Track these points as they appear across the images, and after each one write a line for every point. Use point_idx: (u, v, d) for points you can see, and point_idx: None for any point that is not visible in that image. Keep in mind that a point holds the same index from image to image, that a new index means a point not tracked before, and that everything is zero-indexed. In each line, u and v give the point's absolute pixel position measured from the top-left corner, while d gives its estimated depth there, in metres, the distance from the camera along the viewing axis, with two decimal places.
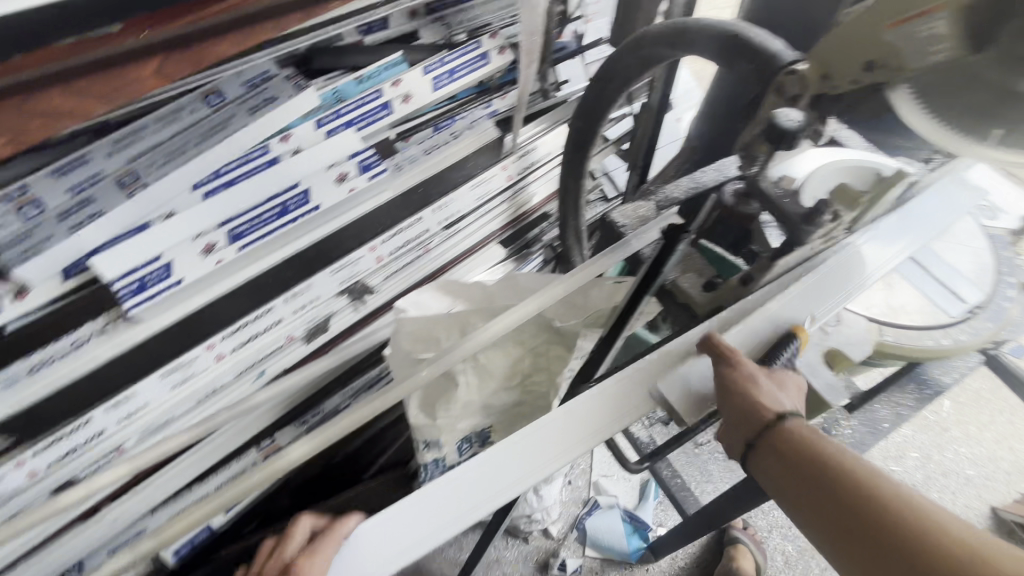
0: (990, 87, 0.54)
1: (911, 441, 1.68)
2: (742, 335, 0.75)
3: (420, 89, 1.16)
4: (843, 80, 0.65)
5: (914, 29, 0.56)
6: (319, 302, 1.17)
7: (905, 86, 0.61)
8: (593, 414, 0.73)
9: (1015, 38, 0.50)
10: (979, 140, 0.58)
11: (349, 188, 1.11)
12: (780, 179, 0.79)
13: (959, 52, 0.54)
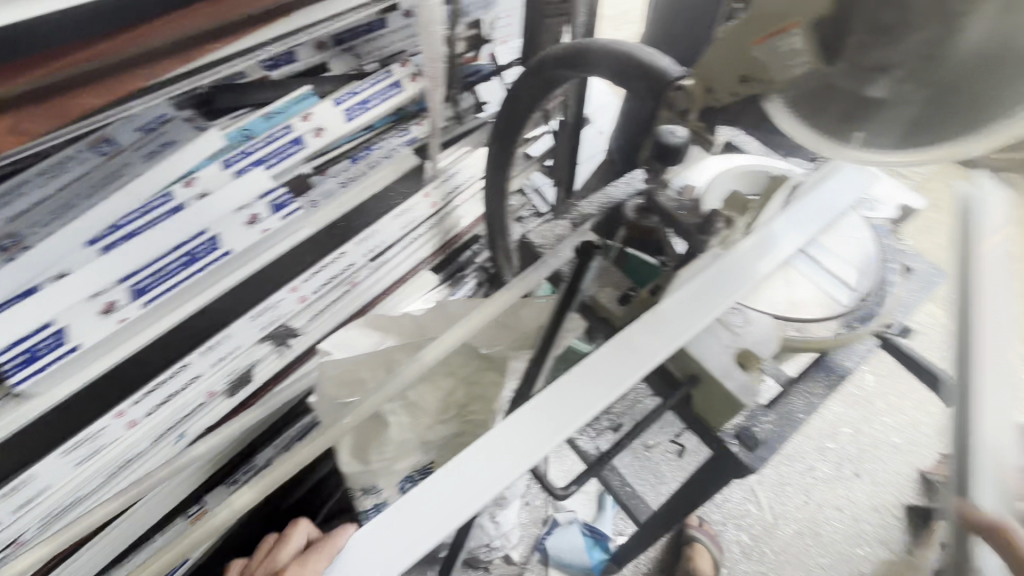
0: (849, 96, 0.59)
1: (842, 418, 1.66)
2: (720, 291, 0.66)
3: (334, 121, 1.12)
4: (724, 93, 0.69)
5: (776, 45, 0.60)
6: (240, 352, 1.10)
7: (777, 96, 0.65)
8: (567, 400, 0.59)
9: (860, 51, 0.55)
10: (844, 142, 0.61)
11: (262, 230, 1.05)
12: (682, 190, 0.82)
13: (817, 64, 0.58)
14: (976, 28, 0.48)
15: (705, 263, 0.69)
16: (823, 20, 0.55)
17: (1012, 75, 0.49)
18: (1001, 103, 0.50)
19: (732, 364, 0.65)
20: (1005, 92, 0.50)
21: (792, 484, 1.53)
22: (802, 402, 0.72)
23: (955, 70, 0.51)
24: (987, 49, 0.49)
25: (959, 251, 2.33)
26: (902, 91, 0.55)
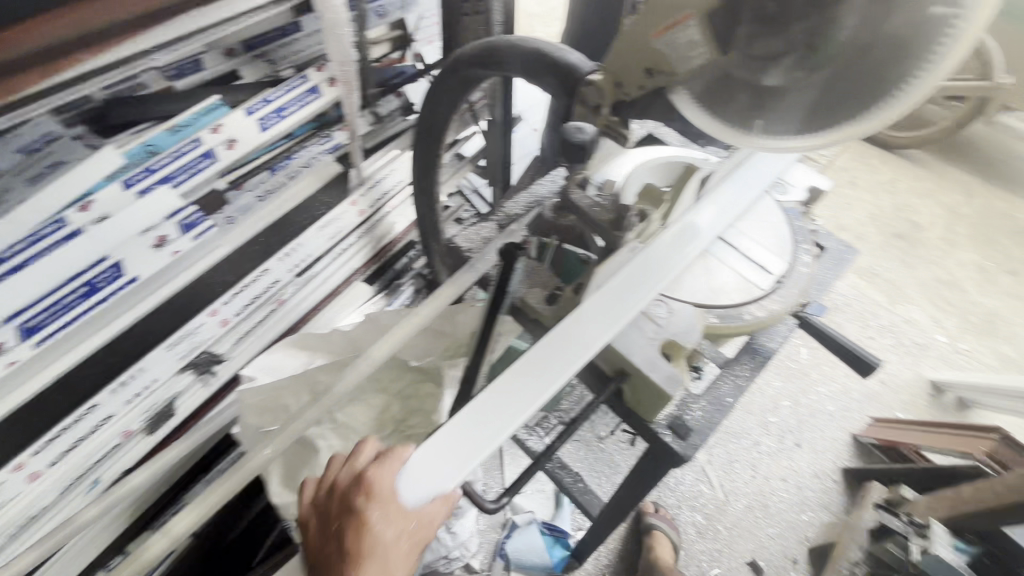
0: (749, 86, 0.60)
1: (782, 391, 1.74)
2: (651, 275, 0.66)
3: (247, 132, 0.99)
4: (632, 87, 0.69)
5: (675, 37, 0.60)
6: (158, 384, 1.03)
7: (682, 88, 0.65)
8: (512, 395, 0.56)
9: (752, 40, 0.56)
10: (749, 130, 0.63)
11: (172, 251, 0.99)
12: (601, 185, 0.82)
13: (713, 55, 0.59)
14: (853, 14, 0.50)
15: (629, 256, 0.69)
16: (716, 11, 0.55)
17: (889, 56, 0.52)
18: (882, 84, 0.53)
19: (659, 355, 0.65)
20: (885, 73, 0.53)
21: (739, 461, 1.58)
22: (730, 384, 0.74)
23: (838, 55, 0.53)
24: (865, 34, 0.51)
25: (875, 225, 2.49)
26: (796, 77, 0.57)
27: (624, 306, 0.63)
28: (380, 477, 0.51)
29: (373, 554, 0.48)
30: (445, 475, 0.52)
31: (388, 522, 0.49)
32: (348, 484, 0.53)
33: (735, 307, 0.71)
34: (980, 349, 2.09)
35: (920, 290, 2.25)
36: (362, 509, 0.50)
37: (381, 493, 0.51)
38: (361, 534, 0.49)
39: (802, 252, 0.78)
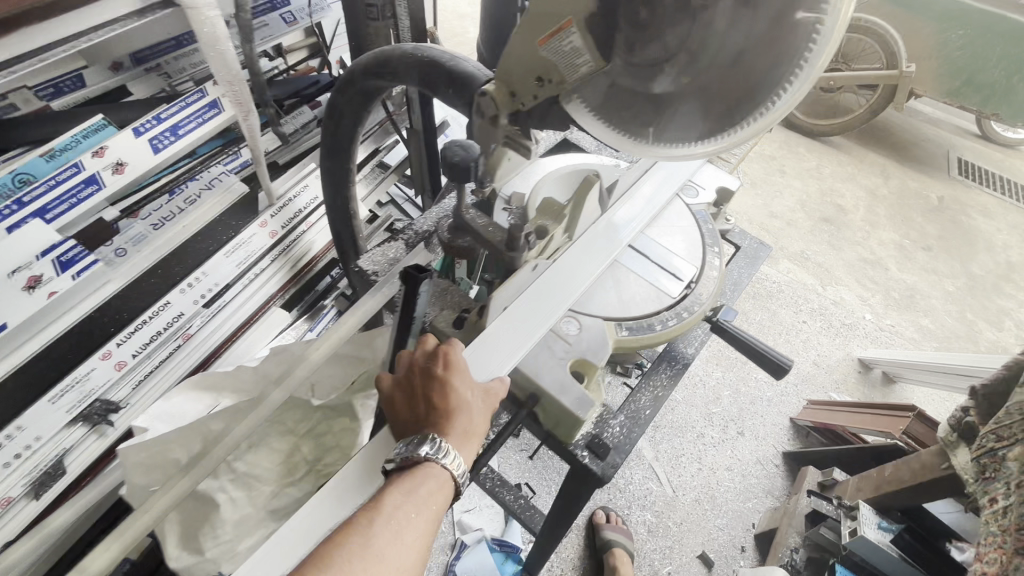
0: (639, 95, 0.58)
1: (722, 381, 1.77)
2: (564, 282, 0.67)
3: (135, 154, 1.02)
4: (527, 96, 0.66)
5: (559, 44, 0.58)
6: (40, 444, 0.89)
7: (575, 97, 0.62)
8: (502, 342, 0.61)
9: (631, 46, 0.54)
10: (642, 139, 0.61)
11: (48, 293, 0.89)
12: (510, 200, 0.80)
13: (597, 63, 0.57)
14: (723, 21, 0.49)
15: (531, 275, 0.67)
16: (596, 16, 0.54)
17: (764, 64, 0.49)
18: (760, 93, 0.51)
19: (571, 375, 0.63)
20: (761, 82, 0.51)
21: (685, 454, 1.60)
22: (648, 395, 0.72)
23: (717, 64, 0.52)
24: (737, 40, 0.49)
25: (804, 211, 2.60)
26: (679, 84, 0.55)
27: (526, 329, 0.62)
28: (455, 351, 0.59)
29: (460, 411, 0.56)
30: (500, 362, 0.60)
31: (467, 385, 0.57)
32: (425, 361, 0.60)
33: (645, 317, 0.70)
34: (904, 323, 2.21)
35: (846, 271, 2.35)
36: (444, 373, 0.58)
37: (459, 365, 0.58)
38: (445, 394, 0.56)
39: (711, 255, 0.78)
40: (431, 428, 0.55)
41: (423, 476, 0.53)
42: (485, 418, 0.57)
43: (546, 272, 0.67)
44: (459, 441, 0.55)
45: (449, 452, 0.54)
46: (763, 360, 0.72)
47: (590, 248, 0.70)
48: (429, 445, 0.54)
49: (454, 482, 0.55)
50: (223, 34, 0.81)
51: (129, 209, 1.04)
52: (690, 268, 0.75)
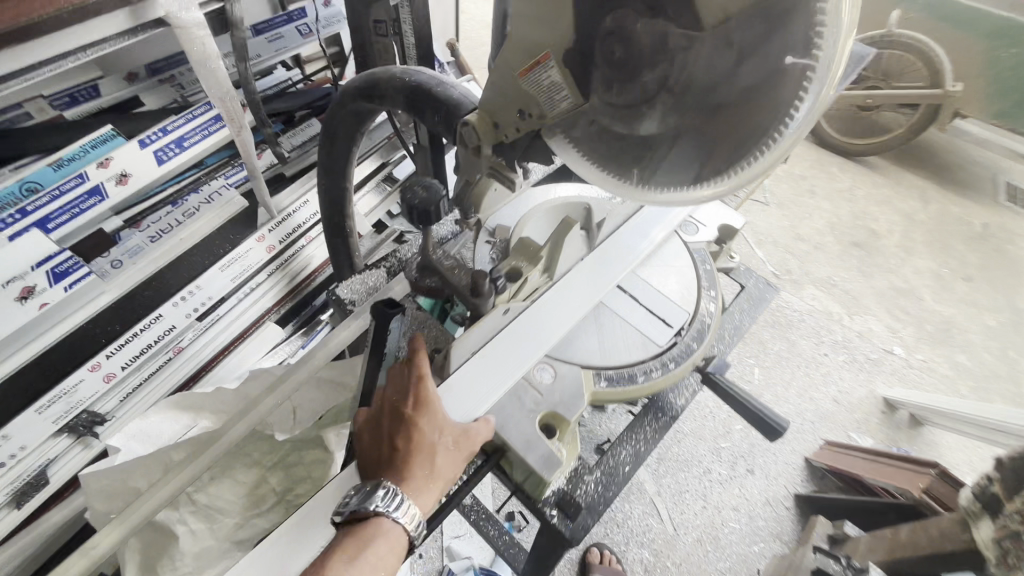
0: (622, 135, 0.53)
1: (733, 414, 1.68)
2: (542, 323, 0.63)
3: (140, 164, 1.04)
4: (510, 128, 0.63)
5: (539, 77, 0.54)
6: (24, 454, 0.90)
7: (556, 131, 0.58)
8: (469, 390, 0.58)
9: (607, 82, 0.49)
10: (626, 179, 0.56)
11: (40, 304, 0.89)
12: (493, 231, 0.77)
13: (577, 100, 0.52)
14: (705, 63, 0.44)
15: (501, 318, 0.63)
16: (573, 53, 0.50)
17: (752, 108, 0.44)
18: (754, 135, 0.45)
19: (539, 430, 0.58)
20: (747, 131, 0.45)
21: (690, 491, 1.52)
22: (629, 449, 0.67)
23: (702, 109, 0.46)
24: (722, 84, 0.44)
25: (833, 234, 2.47)
26: (662, 128, 0.50)
27: (489, 381, 0.58)
28: (427, 390, 0.55)
29: (422, 455, 0.52)
30: (475, 403, 0.57)
31: (436, 429, 0.54)
32: (397, 396, 0.56)
33: (627, 366, 0.65)
34: (939, 358, 2.07)
35: (876, 300, 2.22)
36: (413, 416, 0.54)
37: (431, 403, 0.55)
38: (410, 437, 0.53)
39: (706, 299, 0.72)
40: (391, 473, 0.52)
41: (375, 528, 0.50)
42: (452, 467, 0.53)
43: (518, 315, 0.64)
44: (418, 489, 0.52)
45: (402, 503, 0.51)
46: (756, 418, 0.66)
47: (569, 291, 0.66)
48: (382, 493, 0.51)
49: (407, 535, 0.52)
50: (215, 52, 0.82)
51: (131, 220, 1.05)
52: (682, 313, 0.70)
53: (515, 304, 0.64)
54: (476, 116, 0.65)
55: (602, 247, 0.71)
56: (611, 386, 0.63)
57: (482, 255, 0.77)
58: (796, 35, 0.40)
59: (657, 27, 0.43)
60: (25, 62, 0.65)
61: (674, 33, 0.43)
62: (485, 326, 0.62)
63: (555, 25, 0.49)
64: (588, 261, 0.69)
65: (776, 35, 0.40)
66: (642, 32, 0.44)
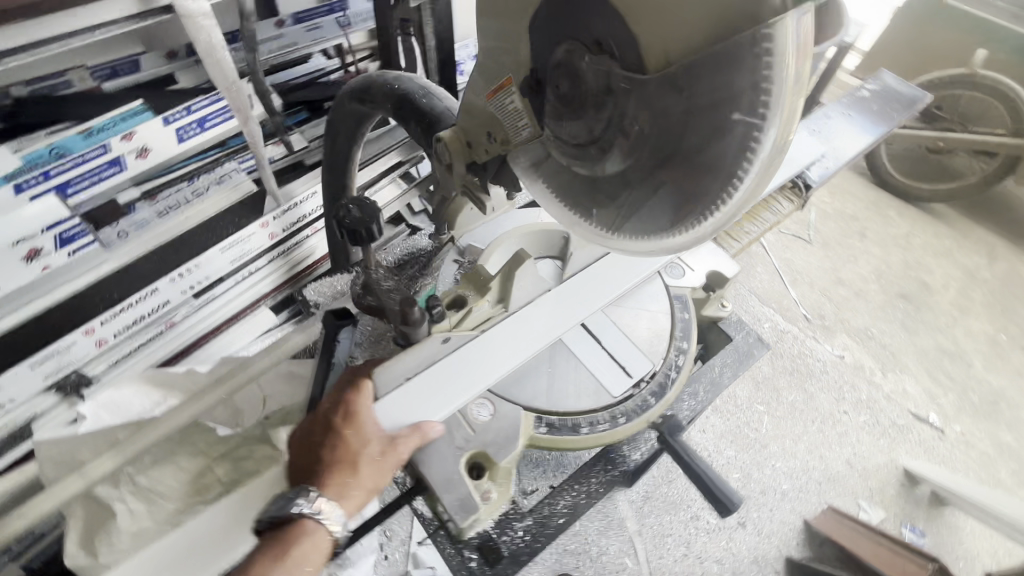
0: (583, 174, 0.50)
1: (734, 462, 1.58)
2: (486, 354, 0.60)
3: (162, 141, 1.03)
4: (480, 150, 0.60)
5: (503, 102, 0.52)
6: (15, 404, 0.99)
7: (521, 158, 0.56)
8: (399, 412, 0.56)
9: (559, 115, 0.47)
10: (586, 216, 0.53)
11: (43, 266, 0.94)
12: (463, 251, 0.76)
13: (535, 131, 0.50)
14: (649, 108, 0.40)
15: (438, 348, 0.59)
16: (530, 82, 0.48)
17: (706, 153, 0.39)
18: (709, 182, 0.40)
19: (464, 470, 0.55)
20: (699, 183, 0.41)
21: (672, 536, 1.44)
22: (568, 500, 0.63)
23: (654, 157, 0.43)
24: (668, 131, 0.40)
25: (879, 282, 2.26)
26: (619, 169, 0.46)
27: (411, 413, 0.56)
28: (360, 399, 0.55)
29: (348, 463, 0.53)
30: (413, 415, 0.56)
31: (363, 438, 0.53)
32: (329, 405, 0.56)
33: (572, 415, 0.61)
34: (979, 433, 1.87)
35: (917, 360, 2.03)
36: (340, 424, 0.54)
37: (362, 412, 0.54)
38: (337, 448, 0.53)
39: (676, 352, 0.67)
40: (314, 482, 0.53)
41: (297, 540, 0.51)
42: (381, 472, 0.53)
43: (458, 347, 0.60)
44: (343, 493, 0.52)
45: (325, 508, 0.51)
46: (709, 491, 0.61)
47: (519, 327, 0.63)
48: (303, 501, 0.51)
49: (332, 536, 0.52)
50: (219, 42, 0.83)
51: (148, 193, 1.07)
52: (645, 364, 0.65)
53: (457, 334, 0.61)
54: (450, 133, 0.62)
55: (571, 281, 0.67)
56: (552, 432, 0.60)
57: (447, 274, 0.75)
58: (744, 82, 0.35)
59: (601, 65, 0.41)
60: (36, 37, 0.73)
61: (619, 73, 0.40)
62: (425, 350, 0.59)
63: (516, 51, 0.48)
64: (551, 294, 0.65)
65: (721, 86, 0.36)
66: (588, 69, 0.42)
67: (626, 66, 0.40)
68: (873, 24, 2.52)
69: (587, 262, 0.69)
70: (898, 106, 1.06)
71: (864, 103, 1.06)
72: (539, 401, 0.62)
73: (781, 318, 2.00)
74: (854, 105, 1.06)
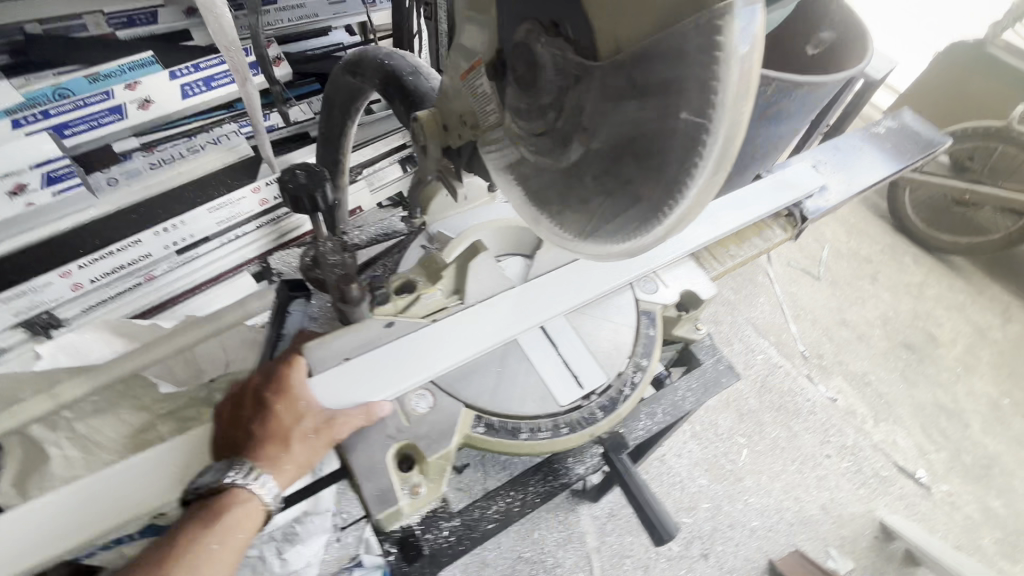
0: (549, 168, 0.49)
1: (706, 491, 1.54)
2: (433, 341, 0.59)
3: (164, 95, 1.09)
4: (453, 135, 0.58)
5: (474, 82, 0.51)
6: None
7: (489, 146, 0.54)
8: (337, 387, 0.54)
9: (519, 101, 0.45)
10: (545, 211, 0.52)
11: (27, 203, 0.95)
12: (433, 238, 0.74)
13: (500, 119, 0.50)
14: (601, 99, 0.40)
15: (381, 330, 0.58)
16: (494, 63, 0.47)
17: (662, 151, 0.39)
18: (667, 183, 0.39)
19: (391, 460, 0.54)
20: (652, 181, 0.41)
21: (631, 557, 1.40)
22: (501, 506, 0.61)
23: (610, 151, 0.42)
24: (623, 127, 0.40)
25: (886, 326, 2.11)
26: (579, 162, 0.45)
27: (348, 395, 0.54)
28: (293, 375, 0.53)
29: (279, 438, 0.50)
30: (349, 394, 0.54)
31: (296, 413, 0.51)
32: (261, 378, 0.54)
33: (513, 418, 0.59)
34: (968, 496, 1.75)
35: (912, 412, 1.89)
36: (270, 396, 0.52)
37: (295, 388, 0.52)
38: (268, 422, 0.51)
39: (634, 367, 0.65)
40: (245, 454, 0.50)
41: (224, 510, 0.49)
42: (315, 449, 0.50)
43: (404, 331, 0.59)
44: (273, 467, 0.50)
45: (260, 479, 0.49)
46: (646, 519, 0.58)
47: (471, 320, 0.61)
48: (234, 474, 0.49)
49: (265, 509, 0.50)
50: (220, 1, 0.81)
51: (147, 143, 1.10)
52: (598, 377, 0.62)
53: (402, 319, 0.60)
54: (427, 112, 0.59)
55: (533, 283, 0.65)
56: (490, 433, 0.57)
57: (411, 257, 0.73)
58: (691, 78, 0.35)
59: (555, 47, 0.40)
60: None
61: (573, 62, 0.40)
62: (372, 329, 0.58)
63: (487, 30, 0.47)
64: (510, 292, 0.64)
65: (671, 81, 0.36)
66: (542, 55, 0.41)
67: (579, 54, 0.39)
68: (911, 60, 2.42)
69: (552, 266, 0.67)
70: (914, 147, 1.02)
71: (879, 140, 1.02)
72: (482, 399, 0.59)
73: (776, 352, 1.93)
74: (870, 140, 1.01)
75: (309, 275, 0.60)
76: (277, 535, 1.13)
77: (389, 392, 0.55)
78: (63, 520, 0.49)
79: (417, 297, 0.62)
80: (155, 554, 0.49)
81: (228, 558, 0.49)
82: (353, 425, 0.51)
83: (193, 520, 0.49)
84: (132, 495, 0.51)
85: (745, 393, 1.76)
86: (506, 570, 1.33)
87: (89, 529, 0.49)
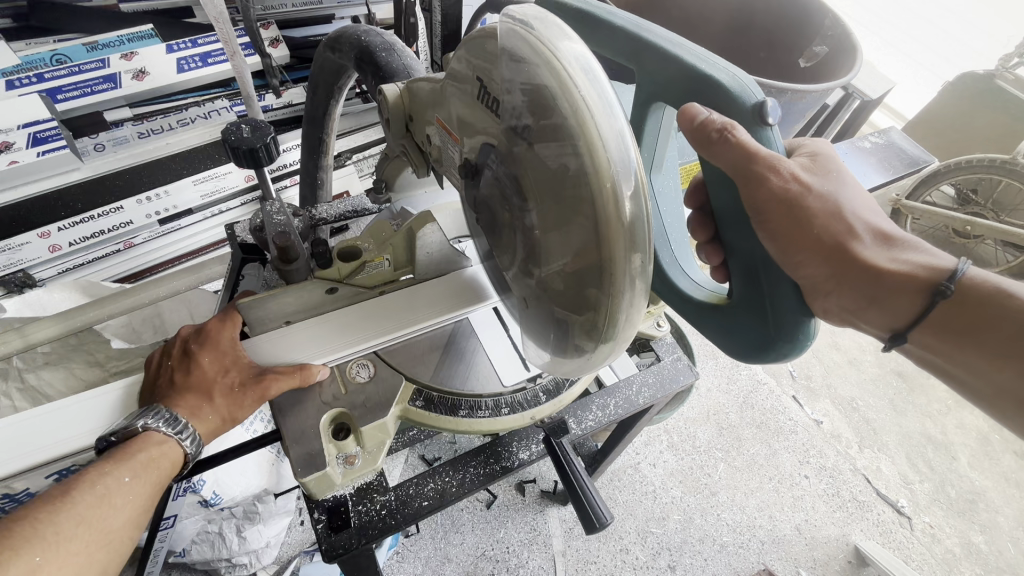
0: (500, 255, 0.51)
1: (677, 503, 1.49)
2: (377, 317, 0.60)
3: (160, 67, 1.10)
4: (422, 134, 0.58)
5: (448, 138, 0.52)
6: None
7: (446, 161, 0.55)
8: (277, 351, 0.57)
9: (484, 195, 0.48)
10: (510, 299, 0.55)
11: (10, 159, 0.99)
12: (395, 214, 0.75)
13: (466, 194, 0.52)
14: (531, 230, 0.42)
15: (322, 296, 0.62)
16: (466, 167, 0.49)
17: (579, 292, 0.39)
18: (587, 317, 0.40)
19: (323, 427, 0.53)
20: (577, 315, 0.42)
21: (597, 564, 1.34)
22: (436, 485, 0.62)
23: (543, 266, 0.43)
24: (547, 243, 0.41)
25: (876, 353, 1.95)
26: (523, 276, 0.48)
27: (283, 357, 0.56)
28: (222, 333, 0.57)
29: (196, 388, 0.53)
30: (286, 355, 0.56)
31: (220, 367, 0.54)
32: (192, 334, 0.58)
33: (453, 394, 0.59)
34: (950, 529, 1.54)
35: (897, 441, 1.71)
36: (199, 350, 0.55)
37: (219, 344, 0.56)
38: (192, 372, 0.54)
39: None
40: (165, 402, 0.53)
41: (142, 448, 0.50)
42: (242, 402, 0.53)
43: (346, 301, 0.62)
44: (194, 415, 0.52)
45: (178, 422, 0.51)
46: (593, 507, 0.62)
47: (422, 297, 0.62)
48: (152, 417, 0.51)
49: (182, 453, 0.52)
50: (219, 12, 0.61)
51: (141, 116, 1.12)
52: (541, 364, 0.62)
53: (345, 286, 0.63)
54: (394, 91, 0.59)
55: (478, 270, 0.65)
56: (426, 409, 0.57)
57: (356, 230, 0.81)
58: (580, 225, 0.36)
59: (500, 172, 0.43)
60: None
61: (509, 182, 0.43)
62: (321, 303, 0.62)
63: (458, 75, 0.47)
64: (465, 272, 0.65)
65: (571, 222, 0.37)
66: (495, 172, 0.44)
67: (514, 179, 0.42)
68: (911, 82, 2.25)
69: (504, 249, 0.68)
70: (898, 163, 1.02)
71: (863, 153, 1.03)
72: (420, 377, 0.59)
73: (761, 370, 1.86)
74: (855, 153, 1.02)
75: (257, 236, 0.71)
76: (237, 511, 1.11)
77: (327, 358, 0.56)
78: (5, 449, 0.53)
79: (362, 265, 0.63)
80: (65, 481, 0.48)
81: (135, 498, 0.49)
82: (285, 384, 0.52)
83: (103, 459, 0.50)
84: (75, 429, 0.55)
85: (726, 407, 1.72)
86: (468, 566, 1.30)
87: (29, 457, 0.53)
